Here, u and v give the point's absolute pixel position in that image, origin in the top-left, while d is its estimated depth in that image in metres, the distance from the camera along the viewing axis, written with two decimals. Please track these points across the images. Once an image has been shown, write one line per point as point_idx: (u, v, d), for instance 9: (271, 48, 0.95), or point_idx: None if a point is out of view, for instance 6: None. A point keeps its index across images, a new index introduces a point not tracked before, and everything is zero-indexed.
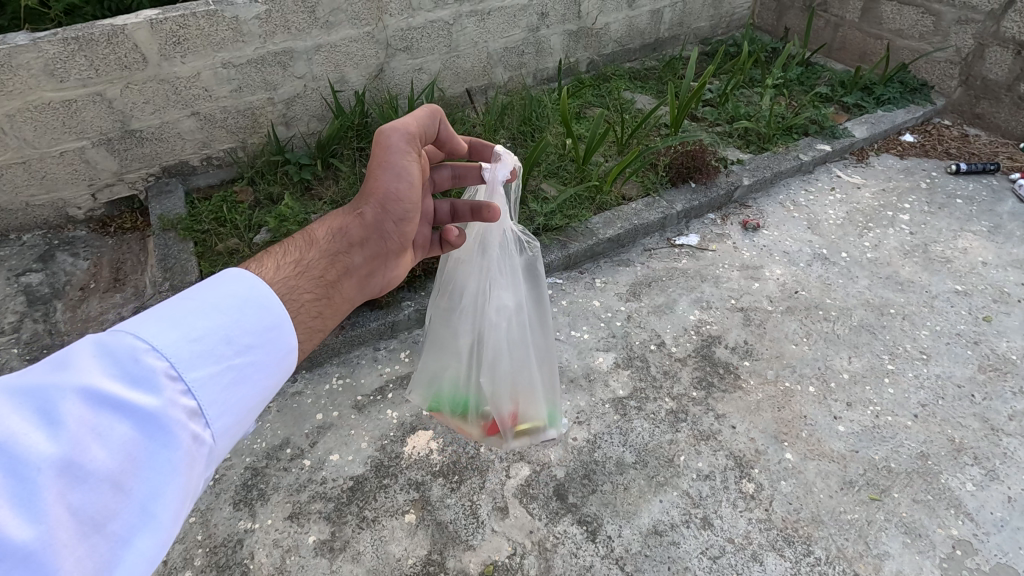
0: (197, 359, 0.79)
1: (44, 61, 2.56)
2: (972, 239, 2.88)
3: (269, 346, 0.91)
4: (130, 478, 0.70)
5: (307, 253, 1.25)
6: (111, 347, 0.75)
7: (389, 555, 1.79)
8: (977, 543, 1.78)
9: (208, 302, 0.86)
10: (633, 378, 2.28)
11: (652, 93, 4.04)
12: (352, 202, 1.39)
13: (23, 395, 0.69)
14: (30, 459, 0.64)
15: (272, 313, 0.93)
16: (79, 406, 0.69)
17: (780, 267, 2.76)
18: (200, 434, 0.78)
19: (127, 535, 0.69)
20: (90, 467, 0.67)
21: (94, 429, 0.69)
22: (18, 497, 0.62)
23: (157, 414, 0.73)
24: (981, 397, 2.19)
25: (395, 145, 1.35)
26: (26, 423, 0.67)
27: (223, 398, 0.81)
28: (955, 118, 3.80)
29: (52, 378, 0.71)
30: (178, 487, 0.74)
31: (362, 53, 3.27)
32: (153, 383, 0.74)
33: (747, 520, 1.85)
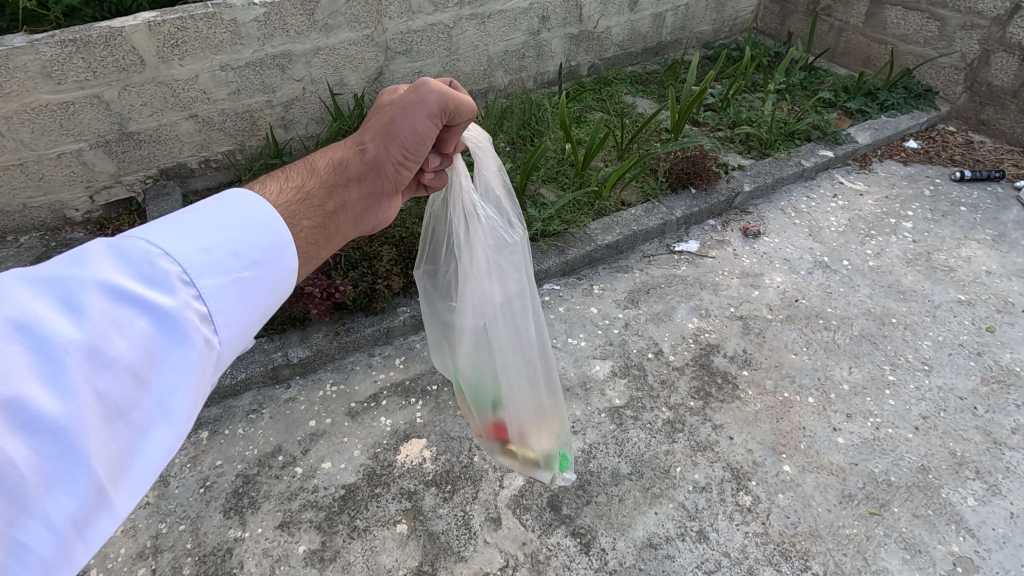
0: (210, 267, 0.75)
1: (41, 63, 2.55)
2: (976, 248, 2.84)
3: (276, 267, 0.85)
4: (150, 371, 0.66)
5: (304, 182, 1.14)
6: (125, 245, 0.71)
7: (380, 566, 1.76)
8: (978, 560, 1.75)
9: (212, 215, 0.81)
10: (630, 387, 2.25)
11: (654, 98, 4.02)
12: (359, 134, 1.26)
13: (39, 282, 0.65)
14: (53, 340, 0.61)
15: (277, 233, 0.87)
16: (99, 296, 0.65)
17: (780, 275, 2.73)
18: (214, 338, 0.74)
19: (147, 426, 0.66)
20: (112, 355, 0.63)
21: (115, 319, 0.65)
22: (44, 375, 0.59)
23: (175, 311, 0.69)
24: (984, 410, 2.15)
25: (423, 103, 1.20)
26: (47, 308, 0.63)
27: (235, 307, 0.77)
28: (960, 124, 3.76)
29: (68, 270, 0.67)
30: (195, 385, 0.70)
31: (361, 56, 3.25)
32: (168, 282, 0.70)
33: (743, 534, 1.82)
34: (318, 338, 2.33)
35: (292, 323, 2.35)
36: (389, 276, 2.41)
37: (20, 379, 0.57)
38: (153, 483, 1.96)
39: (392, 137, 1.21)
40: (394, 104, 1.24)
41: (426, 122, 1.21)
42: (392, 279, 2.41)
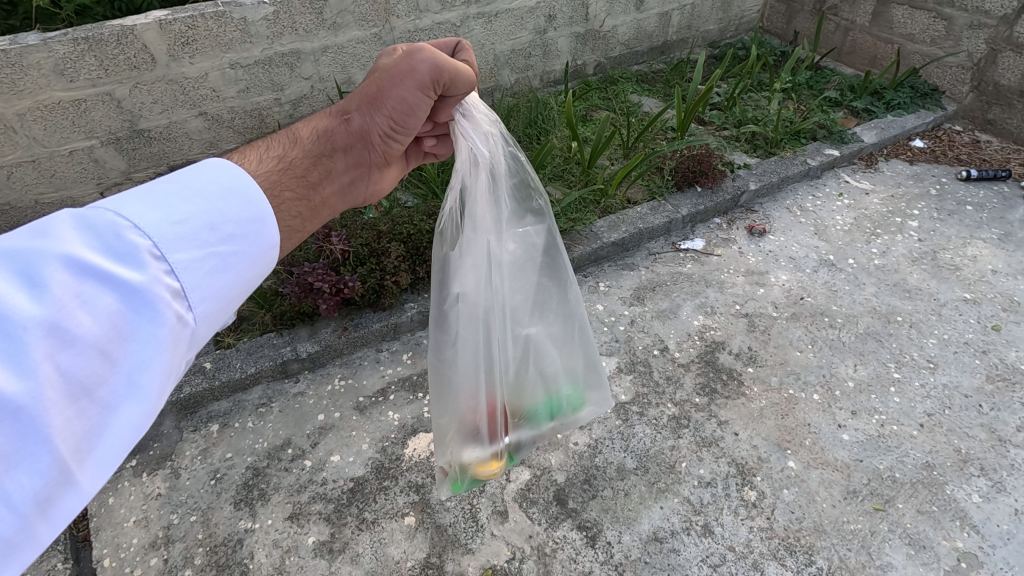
0: (181, 241, 0.74)
1: (54, 61, 2.58)
2: (982, 247, 2.84)
3: (252, 238, 0.85)
4: (117, 347, 0.65)
5: (288, 152, 1.16)
6: (92, 219, 0.70)
7: (388, 557, 1.78)
8: (982, 556, 1.76)
9: (188, 187, 0.81)
10: (635, 384, 2.27)
11: (659, 96, 4.03)
12: (344, 102, 1.26)
13: (0, 257, 0.64)
14: (12, 317, 0.60)
15: (255, 205, 0.87)
16: (62, 271, 0.64)
17: (785, 273, 2.74)
18: (187, 314, 0.74)
19: (115, 403, 0.65)
20: (75, 331, 0.63)
21: (79, 296, 0.64)
22: (0, 353, 0.58)
23: (143, 287, 0.68)
24: (989, 408, 2.16)
25: (413, 73, 1.19)
26: (6, 283, 0.62)
27: (208, 283, 0.77)
28: (966, 123, 3.76)
29: (30, 244, 0.66)
30: (166, 361, 0.69)
31: (369, 55, 3.27)
32: (137, 258, 0.70)
33: (748, 528, 1.83)
34: (327, 334, 2.35)
35: (301, 318, 2.38)
36: (397, 272, 2.43)
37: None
38: (164, 475, 1.99)
39: (382, 109, 1.22)
40: (385, 71, 1.23)
41: (418, 93, 1.21)
42: (400, 275, 2.43)
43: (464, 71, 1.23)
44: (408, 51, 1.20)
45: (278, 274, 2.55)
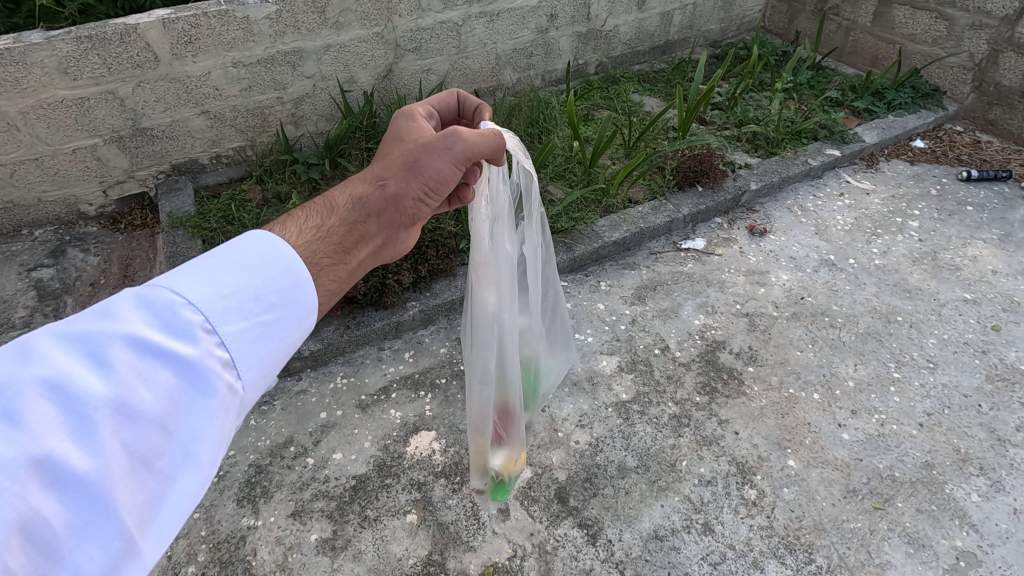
0: (229, 313, 0.78)
1: (57, 59, 2.59)
2: (982, 247, 2.85)
3: (295, 303, 0.88)
4: (173, 419, 0.70)
5: (325, 219, 1.14)
6: (150, 298, 0.74)
7: (390, 554, 1.80)
8: (981, 555, 1.77)
9: (233, 260, 0.84)
10: (637, 383, 2.28)
11: (661, 96, 4.04)
12: (379, 169, 1.27)
13: (72, 340, 0.69)
14: (83, 397, 0.65)
15: (297, 271, 0.89)
16: (124, 351, 0.70)
17: (786, 273, 2.75)
18: (236, 383, 0.78)
19: (172, 472, 0.70)
20: (137, 407, 0.68)
21: (140, 374, 0.70)
22: (75, 432, 0.64)
23: (196, 361, 0.73)
24: (988, 407, 2.17)
25: (451, 148, 1.28)
26: (79, 365, 0.68)
27: (254, 352, 0.80)
28: (967, 124, 3.77)
29: (98, 324, 0.72)
30: (217, 429, 0.74)
31: (371, 54, 3.28)
32: (190, 333, 0.74)
33: (748, 526, 1.84)
34: (329, 332, 2.35)
35: None
36: (399, 271, 2.43)
37: (51, 437, 0.62)
38: None
39: (420, 176, 1.25)
40: (421, 144, 1.28)
41: (453, 167, 1.29)
42: (402, 274, 2.43)
43: (497, 142, 1.34)
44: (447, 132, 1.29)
45: None
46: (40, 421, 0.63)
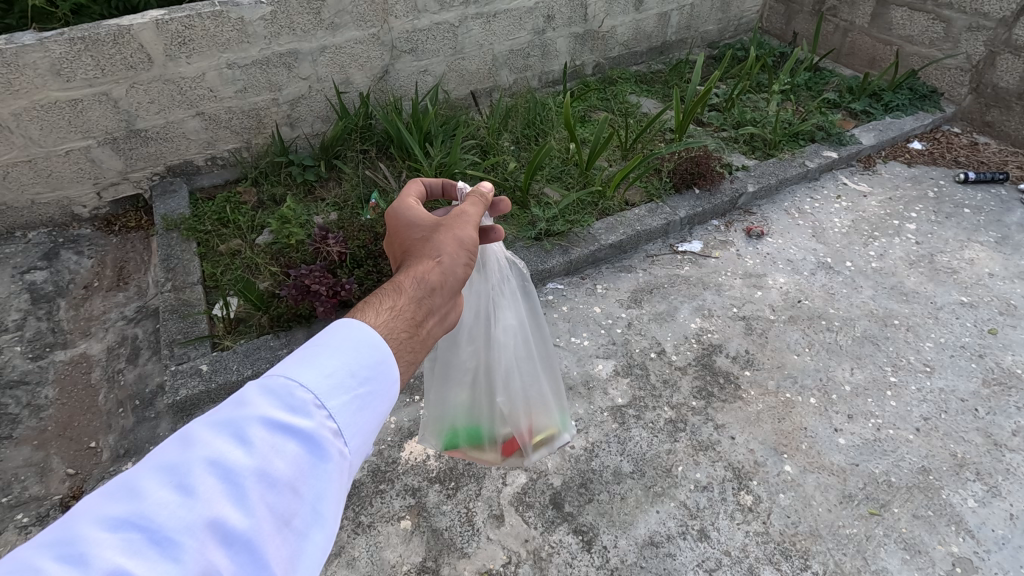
0: (335, 389, 0.85)
1: (50, 61, 2.57)
2: (979, 250, 2.84)
3: (383, 377, 0.94)
4: (304, 483, 0.78)
5: (396, 301, 1.15)
6: (270, 381, 0.82)
7: (384, 561, 1.78)
8: (977, 561, 1.76)
9: (327, 344, 0.91)
10: (633, 387, 2.27)
11: (658, 97, 4.03)
12: (422, 253, 1.28)
13: (214, 423, 0.77)
14: (233, 469, 0.73)
15: (380, 348, 0.96)
16: (259, 427, 0.77)
17: (783, 276, 2.74)
18: (347, 448, 0.85)
19: (306, 530, 0.76)
20: (275, 474, 0.75)
21: (274, 446, 0.77)
22: (231, 497, 0.71)
23: (316, 431, 0.81)
24: (985, 412, 2.16)
25: (471, 219, 1.33)
26: (224, 442, 0.75)
27: (358, 421, 0.87)
28: (965, 125, 3.76)
29: (232, 409, 0.79)
30: (337, 490, 0.81)
31: (367, 55, 3.26)
32: (307, 408, 0.82)
33: (743, 533, 1.83)
34: None
35: (298, 320, 2.40)
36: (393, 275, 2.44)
37: (215, 501, 0.70)
38: None
39: (462, 249, 1.29)
40: (445, 223, 1.31)
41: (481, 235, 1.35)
42: None
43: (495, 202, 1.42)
44: (459, 208, 1.34)
45: (275, 276, 2.60)
46: (206, 489, 0.70)
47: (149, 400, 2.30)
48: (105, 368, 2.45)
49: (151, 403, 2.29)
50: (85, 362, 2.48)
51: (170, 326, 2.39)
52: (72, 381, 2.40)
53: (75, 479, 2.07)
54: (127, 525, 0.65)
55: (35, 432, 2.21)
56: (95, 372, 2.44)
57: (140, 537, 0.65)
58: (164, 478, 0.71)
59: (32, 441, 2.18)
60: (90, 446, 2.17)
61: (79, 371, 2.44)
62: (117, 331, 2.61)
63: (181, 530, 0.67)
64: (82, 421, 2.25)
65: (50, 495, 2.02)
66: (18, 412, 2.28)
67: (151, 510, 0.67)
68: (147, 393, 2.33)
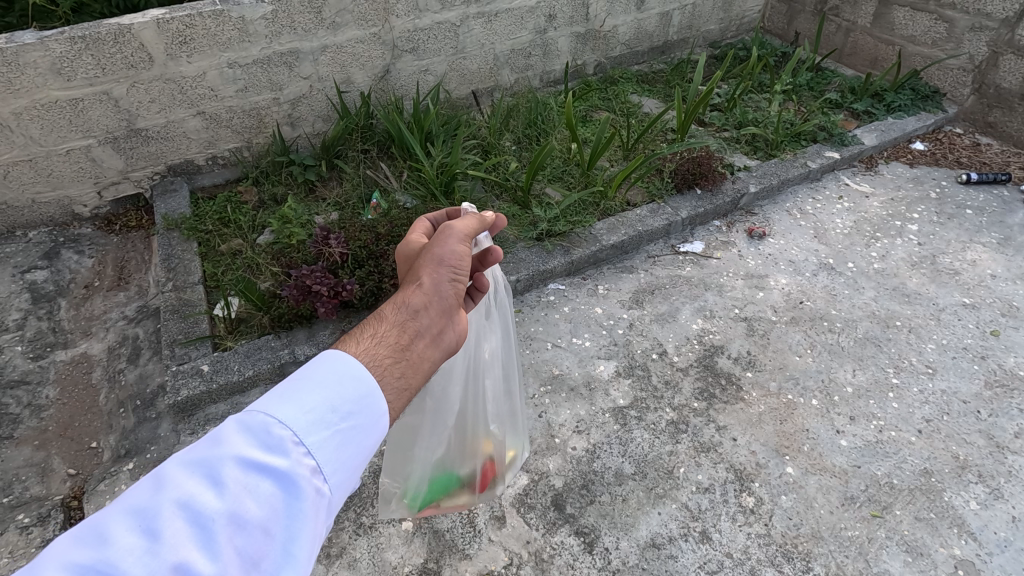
0: (313, 425, 0.85)
1: (50, 60, 2.57)
2: (981, 251, 2.84)
3: (365, 411, 0.94)
4: (275, 525, 0.78)
5: (377, 327, 1.16)
6: (248, 419, 0.83)
7: (386, 563, 1.78)
8: (979, 563, 1.76)
9: (310, 377, 0.91)
10: (634, 388, 2.27)
11: (660, 97, 4.02)
12: (408, 279, 1.29)
13: (189, 463, 0.77)
14: (204, 513, 0.73)
15: (363, 380, 0.96)
16: (233, 468, 0.78)
17: (785, 276, 2.74)
18: (324, 486, 0.84)
19: (276, 572, 0.76)
20: (245, 516, 0.75)
21: (246, 487, 0.77)
22: (199, 541, 0.72)
23: (290, 471, 0.81)
24: (987, 414, 2.16)
25: (453, 233, 1.31)
26: (197, 484, 0.76)
27: (336, 458, 0.86)
28: (967, 126, 3.76)
29: (208, 448, 0.80)
30: (311, 529, 0.81)
31: (368, 54, 3.25)
32: (283, 447, 0.82)
33: (745, 535, 1.83)
34: (324, 336, 2.36)
35: (299, 321, 2.39)
36: (395, 275, 2.43)
37: (181, 546, 0.70)
38: None
39: (443, 267, 1.27)
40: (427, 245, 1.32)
41: (460, 246, 1.30)
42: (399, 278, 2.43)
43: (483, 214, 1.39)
44: (441, 226, 1.33)
45: (276, 277, 2.56)
46: (173, 534, 0.71)
47: (149, 401, 2.30)
48: (106, 368, 2.45)
49: (152, 403, 2.28)
50: (86, 362, 2.48)
51: (171, 326, 2.39)
52: (73, 381, 2.40)
53: (76, 480, 2.07)
54: (94, 570, 0.66)
55: (35, 432, 2.21)
56: (95, 372, 2.44)
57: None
58: (134, 522, 0.71)
59: (33, 441, 2.18)
60: (91, 446, 2.17)
61: (80, 371, 2.44)
62: (118, 331, 2.61)
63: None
64: (83, 422, 2.25)
65: (51, 496, 2.02)
66: (19, 412, 2.28)
67: (117, 556, 0.67)
68: (148, 393, 2.33)
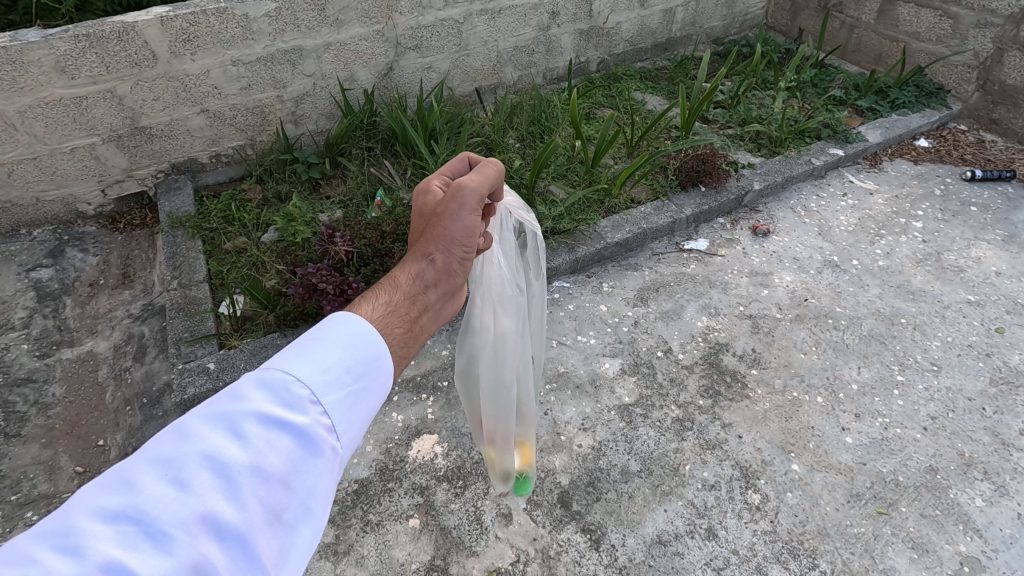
0: (330, 385, 0.85)
1: (54, 58, 2.56)
2: (986, 249, 2.84)
3: (377, 372, 0.94)
4: (295, 479, 0.78)
5: (391, 296, 1.18)
6: (266, 376, 0.82)
7: (393, 560, 1.79)
8: (985, 560, 1.76)
9: (324, 339, 0.91)
10: (639, 385, 2.27)
11: (663, 94, 4.01)
12: (418, 246, 1.30)
13: (210, 417, 0.77)
14: (227, 465, 0.73)
15: (377, 343, 0.95)
16: (254, 423, 0.77)
17: (790, 274, 2.74)
18: (339, 444, 0.85)
19: (295, 524, 0.77)
20: (268, 470, 0.76)
21: (267, 442, 0.77)
22: (224, 491, 0.72)
23: (309, 428, 0.81)
24: (992, 411, 2.16)
25: (466, 203, 1.27)
26: (219, 437, 0.75)
27: (351, 418, 0.87)
28: (971, 123, 3.75)
29: (228, 403, 0.79)
30: (328, 484, 0.82)
31: (371, 51, 3.25)
32: (302, 405, 0.82)
33: (751, 532, 1.84)
34: None
35: (305, 319, 2.39)
36: None
37: (208, 496, 0.71)
38: None
39: (456, 242, 1.28)
40: (440, 211, 1.29)
41: (474, 219, 1.29)
42: None
43: (495, 176, 1.34)
44: (452, 188, 1.28)
45: (281, 276, 2.56)
46: (199, 484, 0.71)
47: (156, 399, 2.30)
48: (112, 366, 2.45)
49: (159, 401, 2.29)
50: (92, 361, 2.48)
51: (177, 324, 2.39)
52: (79, 379, 2.40)
53: (84, 477, 2.08)
54: (124, 516, 0.66)
55: (42, 430, 2.22)
56: (102, 370, 2.44)
57: (135, 529, 0.66)
58: (159, 471, 0.71)
59: (40, 439, 2.19)
60: (98, 444, 2.18)
61: (86, 369, 2.45)
62: (123, 329, 2.61)
63: (174, 523, 0.67)
64: (90, 419, 2.26)
65: (59, 493, 2.02)
66: (26, 410, 2.28)
67: (146, 504, 0.67)
68: (155, 391, 2.33)
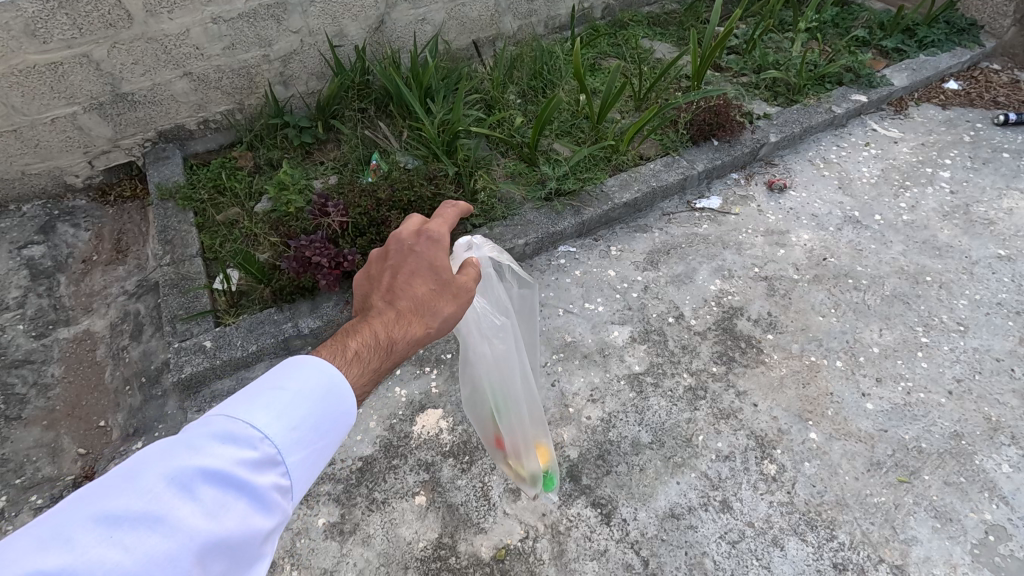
0: (293, 444, 0.87)
1: (23, 21, 2.40)
2: (1018, 199, 2.67)
3: (335, 431, 0.95)
4: (245, 544, 0.79)
5: (382, 363, 1.15)
6: (230, 429, 0.82)
7: (400, 539, 1.76)
8: (1011, 529, 1.70)
9: (292, 389, 0.91)
10: (650, 353, 2.19)
11: (673, 41, 3.77)
12: (410, 304, 1.27)
13: (165, 472, 0.76)
14: (179, 528, 0.73)
15: (341, 397, 0.97)
16: (210, 485, 0.77)
17: (807, 232, 2.60)
18: (290, 505, 0.87)
19: None
20: (222, 534, 0.76)
21: (221, 506, 0.77)
22: (175, 555, 0.71)
23: (266, 489, 0.82)
24: (1021, 372, 2.06)
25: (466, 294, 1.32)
26: (174, 496, 0.75)
27: (304, 478, 0.89)
28: (1005, 61, 3.49)
29: (187, 455, 0.78)
30: (271, 549, 0.83)
31: (360, 3, 3.04)
32: (260, 467, 0.82)
33: (767, 503, 1.78)
34: (329, 309, 2.29)
35: (302, 292, 2.30)
36: None
37: (159, 560, 0.70)
38: None
39: (442, 320, 1.28)
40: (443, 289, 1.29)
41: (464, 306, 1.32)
42: None
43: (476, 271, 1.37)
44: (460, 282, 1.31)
45: (275, 247, 2.44)
46: (150, 544, 0.70)
47: (154, 377, 2.25)
48: (109, 346, 2.40)
49: (157, 380, 2.23)
50: (89, 340, 2.43)
51: (171, 301, 2.32)
52: (77, 359, 2.36)
53: (87, 459, 2.05)
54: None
55: (43, 412, 2.18)
56: (99, 350, 2.39)
57: None
58: (109, 530, 0.69)
59: (41, 421, 2.15)
60: (99, 425, 2.15)
61: (84, 349, 2.40)
62: (119, 307, 2.55)
63: None
64: (91, 400, 2.22)
65: (63, 476, 2.00)
66: (25, 392, 2.24)
67: (92, 566, 0.66)
68: (153, 370, 2.27)
